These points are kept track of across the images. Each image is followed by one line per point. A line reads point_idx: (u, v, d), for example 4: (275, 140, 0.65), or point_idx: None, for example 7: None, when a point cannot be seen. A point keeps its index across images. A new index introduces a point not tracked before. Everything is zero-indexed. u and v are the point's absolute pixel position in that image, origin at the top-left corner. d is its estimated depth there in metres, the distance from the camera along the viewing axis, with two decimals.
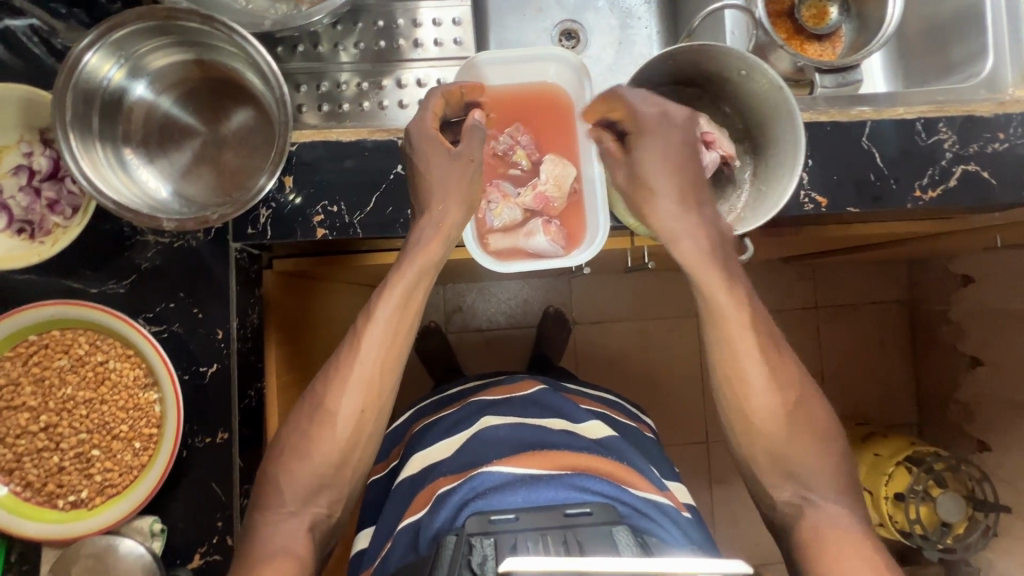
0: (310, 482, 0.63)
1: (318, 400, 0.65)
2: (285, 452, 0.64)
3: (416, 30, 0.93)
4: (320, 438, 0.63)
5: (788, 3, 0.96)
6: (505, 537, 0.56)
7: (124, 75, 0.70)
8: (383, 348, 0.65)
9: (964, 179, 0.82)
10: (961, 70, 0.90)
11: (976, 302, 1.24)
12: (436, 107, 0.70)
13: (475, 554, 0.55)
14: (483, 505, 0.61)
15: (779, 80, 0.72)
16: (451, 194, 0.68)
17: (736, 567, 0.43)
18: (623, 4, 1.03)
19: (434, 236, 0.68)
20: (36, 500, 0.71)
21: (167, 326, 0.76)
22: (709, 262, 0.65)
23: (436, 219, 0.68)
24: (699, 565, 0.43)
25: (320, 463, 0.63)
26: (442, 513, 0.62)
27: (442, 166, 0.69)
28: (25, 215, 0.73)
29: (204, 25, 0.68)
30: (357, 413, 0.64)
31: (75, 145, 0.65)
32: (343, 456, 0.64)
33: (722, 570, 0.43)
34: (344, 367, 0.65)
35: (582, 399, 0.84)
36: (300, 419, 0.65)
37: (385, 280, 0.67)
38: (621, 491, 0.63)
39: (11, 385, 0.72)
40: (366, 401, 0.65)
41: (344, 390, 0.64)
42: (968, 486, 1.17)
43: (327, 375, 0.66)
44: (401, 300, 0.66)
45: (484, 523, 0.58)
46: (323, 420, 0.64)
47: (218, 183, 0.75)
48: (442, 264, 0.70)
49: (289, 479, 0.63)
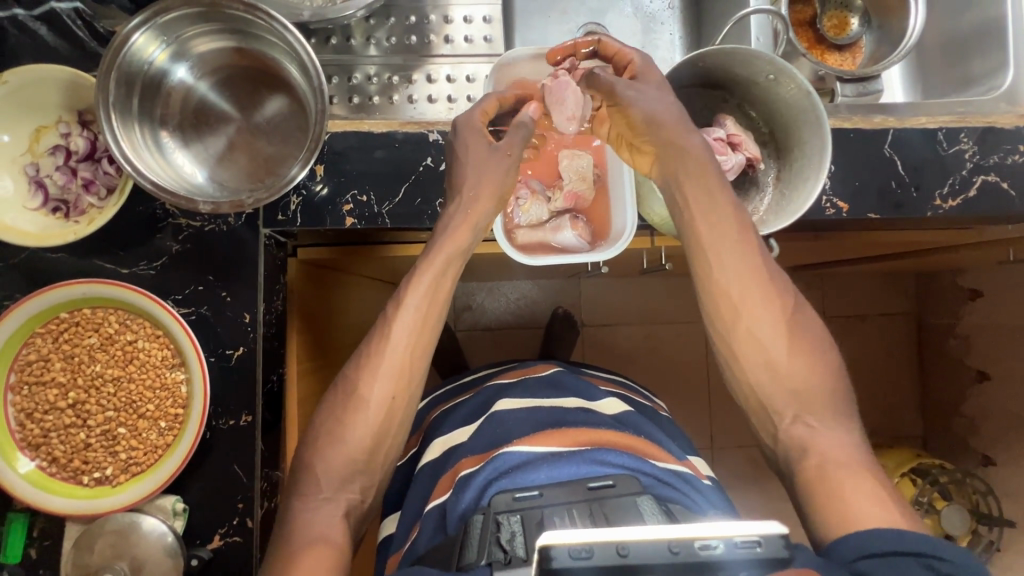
0: (346, 468, 0.64)
1: (350, 386, 0.66)
2: (319, 438, 0.65)
3: (446, 26, 0.94)
4: (353, 422, 0.65)
5: (811, 12, 0.97)
6: (531, 513, 0.57)
7: (167, 58, 0.72)
8: (413, 333, 0.67)
9: (983, 190, 0.83)
10: (981, 83, 0.91)
11: (984, 315, 1.25)
12: (485, 109, 0.73)
13: (503, 531, 0.54)
14: (507, 484, 0.62)
15: (808, 85, 0.73)
16: (485, 184, 0.70)
17: (773, 528, 0.41)
18: (646, 9, 1.05)
19: (464, 222, 0.70)
20: (62, 475, 0.72)
21: (195, 308, 0.77)
22: (746, 259, 0.67)
23: (465, 206, 0.70)
24: (735, 528, 0.41)
25: (354, 447, 0.64)
26: (466, 493, 0.63)
27: (479, 157, 0.71)
28: (61, 194, 0.74)
29: (247, 13, 0.69)
30: (388, 398, 0.66)
31: (116, 126, 0.66)
32: (376, 441, 0.65)
33: (759, 532, 0.41)
34: (375, 353, 0.67)
35: (599, 379, 0.85)
36: (333, 406, 0.66)
37: (414, 267, 0.70)
38: (641, 463, 0.64)
39: (41, 361, 0.73)
40: (397, 388, 0.66)
41: (376, 377, 0.66)
42: (973, 500, 1.17)
43: (359, 362, 0.67)
44: (430, 285, 0.68)
45: (510, 500, 0.58)
46: (356, 407, 0.65)
47: (251, 169, 0.76)
48: (472, 251, 0.72)
49: (324, 466, 0.63)
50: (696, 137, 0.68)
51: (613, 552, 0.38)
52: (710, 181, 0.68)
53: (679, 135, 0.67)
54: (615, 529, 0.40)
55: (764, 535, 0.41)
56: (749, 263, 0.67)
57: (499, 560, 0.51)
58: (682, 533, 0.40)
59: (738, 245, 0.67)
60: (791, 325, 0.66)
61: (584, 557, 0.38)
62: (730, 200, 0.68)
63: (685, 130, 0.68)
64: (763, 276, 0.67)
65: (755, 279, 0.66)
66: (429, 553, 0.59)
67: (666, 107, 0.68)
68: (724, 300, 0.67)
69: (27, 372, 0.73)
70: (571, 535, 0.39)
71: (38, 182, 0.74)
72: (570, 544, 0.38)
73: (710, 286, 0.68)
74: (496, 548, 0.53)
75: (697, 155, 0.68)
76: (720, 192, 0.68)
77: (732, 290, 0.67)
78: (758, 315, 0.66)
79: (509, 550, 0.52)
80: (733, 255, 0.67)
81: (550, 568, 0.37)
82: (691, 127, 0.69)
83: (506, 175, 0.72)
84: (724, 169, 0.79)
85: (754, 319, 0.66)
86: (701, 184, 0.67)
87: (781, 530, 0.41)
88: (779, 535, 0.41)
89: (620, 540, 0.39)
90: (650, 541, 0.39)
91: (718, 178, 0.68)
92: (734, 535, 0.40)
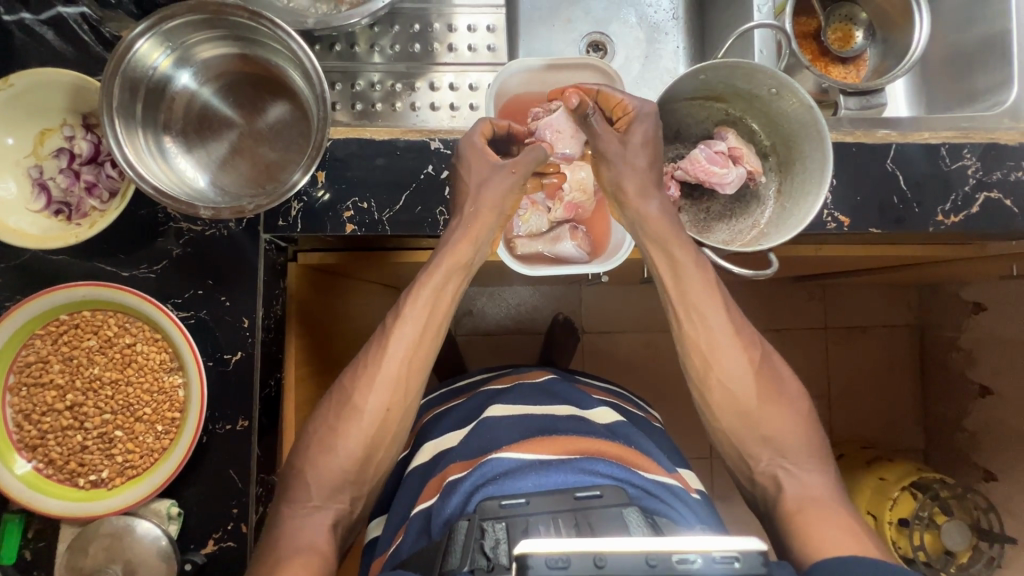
0: (336, 477, 0.64)
1: (346, 395, 0.66)
2: (312, 445, 0.65)
3: (450, 35, 0.95)
4: (346, 432, 0.65)
5: (815, 24, 0.96)
6: (516, 521, 0.56)
7: (171, 65, 0.72)
8: (409, 347, 0.67)
9: (986, 207, 0.83)
10: (985, 99, 0.91)
11: (988, 330, 1.24)
12: (482, 131, 0.73)
13: (487, 538, 0.55)
14: (494, 490, 0.61)
15: (810, 100, 0.73)
16: (487, 200, 0.71)
17: (752, 543, 0.40)
18: (651, 19, 1.05)
19: (462, 237, 0.70)
20: (59, 477, 0.72)
21: (194, 312, 0.77)
22: (709, 291, 0.69)
23: (466, 221, 0.71)
24: (713, 542, 0.40)
25: (345, 457, 0.64)
26: (453, 498, 0.63)
27: (482, 175, 0.71)
28: (63, 197, 0.75)
29: (251, 20, 0.69)
30: (383, 409, 0.66)
31: (119, 131, 0.67)
32: (367, 452, 0.65)
33: (737, 547, 0.40)
34: (372, 365, 0.67)
35: (595, 389, 0.84)
36: (327, 415, 0.67)
37: (414, 281, 0.70)
38: (629, 474, 0.64)
39: (39, 362, 0.73)
40: (392, 399, 0.66)
41: (372, 387, 0.66)
42: (974, 515, 1.15)
43: (355, 371, 0.68)
44: (430, 299, 0.69)
45: (496, 508, 0.58)
46: (350, 416, 0.65)
47: (253, 175, 0.76)
48: (478, 267, 0.73)
49: (315, 473, 0.64)
50: (657, 203, 0.71)
51: (589, 564, 0.38)
52: (671, 246, 0.70)
53: (636, 203, 0.71)
54: (594, 540, 0.40)
55: (743, 550, 0.40)
56: (721, 317, 0.69)
57: (481, 567, 0.52)
58: (660, 546, 0.40)
59: (705, 279, 0.70)
60: (761, 375, 0.69)
61: (560, 566, 0.38)
62: (691, 254, 0.70)
63: (645, 196, 0.71)
64: (730, 326, 0.69)
65: (725, 331, 0.69)
66: (414, 557, 0.60)
67: (634, 169, 0.71)
68: (697, 351, 0.70)
69: (26, 374, 0.73)
70: (550, 545, 0.39)
71: (42, 184, 0.75)
72: (546, 554, 0.39)
73: (683, 337, 0.70)
74: (480, 555, 0.53)
75: (655, 223, 0.70)
76: (675, 242, 0.70)
77: (706, 349, 0.69)
78: (725, 362, 0.69)
79: (492, 557, 0.53)
80: (708, 309, 0.69)
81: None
82: (653, 191, 0.71)
83: (508, 195, 0.71)
84: (724, 183, 0.79)
85: (727, 368, 0.68)
86: (663, 249, 0.70)
87: (761, 546, 0.40)
88: (758, 551, 0.39)
89: (597, 551, 0.39)
90: (626, 553, 0.39)
91: (678, 233, 0.70)
92: (712, 550, 0.40)
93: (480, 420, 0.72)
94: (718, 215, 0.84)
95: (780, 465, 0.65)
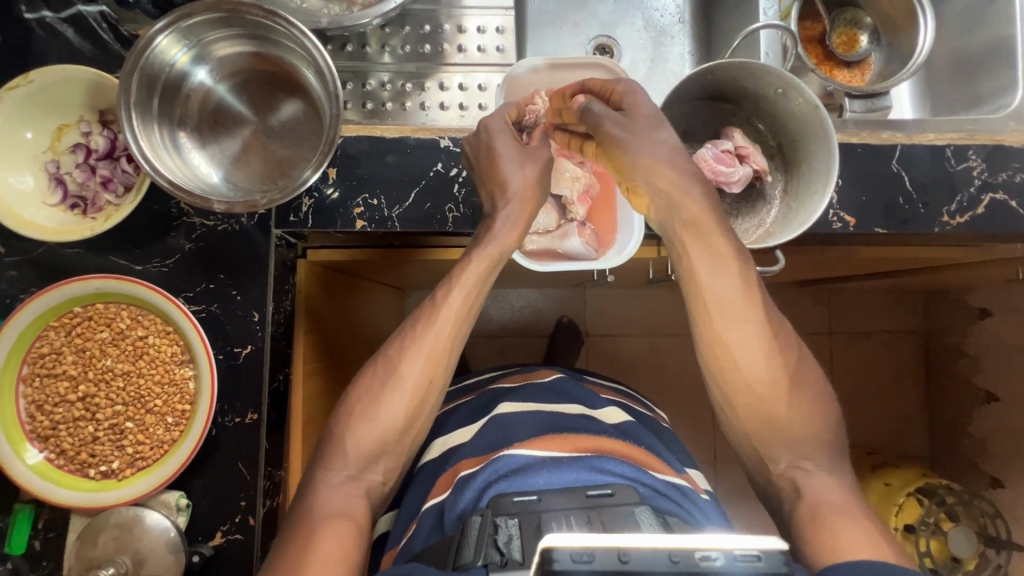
0: (374, 446, 0.65)
1: (390, 363, 0.67)
2: (354, 413, 0.66)
3: (460, 35, 0.96)
4: (390, 399, 0.66)
5: (820, 29, 0.97)
6: (528, 518, 0.56)
7: (188, 60, 0.74)
8: (456, 318, 0.69)
9: (991, 208, 0.83)
10: (989, 102, 0.92)
11: (992, 335, 1.24)
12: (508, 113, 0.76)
13: (500, 534, 0.54)
14: (506, 487, 0.62)
15: (816, 99, 0.74)
16: (528, 172, 0.73)
17: (773, 543, 0.41)
18: (657, 23, 1.06)
19: (512, 218, 0.71)
20: (68, 467, 0.73)
21: (205, 306, 0.78)
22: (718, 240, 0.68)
23: (517, 201, 0.71)
24: (734, 541, 0.40)
25: (386, 427, 0.65)
26: (465, 494, 0.63)
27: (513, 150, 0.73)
28: (80, 191, 0.76)
29: (267, 18, 0.71)
30: (425, 379, 0.67)
31: (136, 125, 0.68)
32: (407, 422, 0.66)
33: (760, 546, 0.40)
34: (417, 336, 0.68)
35: (603, 388, 0.84)
36: (370, 383, 0.67)
37: (461, 258, 0.71)
38: (641, 474, 0.65)
39: (53, 354, 0.74)
40: (433, 370, 0.67)
41: (414, 356, 0.67)
42: (980, 522, 1.14)
43: (401, 341, 0.69)
44: (477, 278, 0.70)
45: (508, 504, 0.58)
46: (393, 385, 0.66)
47: (264, 172, 0.77)
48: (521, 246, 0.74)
49: (354, 441, 0.64)
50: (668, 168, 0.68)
51: (614, 559, 0.38)
52: (710, 257, 0.67)
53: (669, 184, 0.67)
54: (617, 536, 0.40)
55: (764, 549, 0.40)
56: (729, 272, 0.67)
57: (495, 561, 0.52)
58: (682, 543, 0.40)
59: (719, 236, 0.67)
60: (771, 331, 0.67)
61: (585, 560, 0.38)
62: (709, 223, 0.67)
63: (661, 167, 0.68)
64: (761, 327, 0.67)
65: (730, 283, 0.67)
66: (425, 550, 0.60)
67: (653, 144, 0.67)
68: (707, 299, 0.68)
69: (39, 365, 0.74)
70: (574, 539, 0.39)
71: (58, 179, 0.76)
72: (571, 547, 0.38)
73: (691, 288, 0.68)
74: (493, 550, 0.53)
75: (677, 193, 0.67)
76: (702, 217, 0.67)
77: (732, 349, 0.67)
78: (746, 345, 0.66)
79: (505, 553, 0.53)
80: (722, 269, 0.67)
81: (551, 570, 0.37)
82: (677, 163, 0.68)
83: (544, 167, 0.74)
84: (731, 181, 0.80)
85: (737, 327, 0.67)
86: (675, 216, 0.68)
87: (783, 546, 0.41)
88: (780, 550, 0.40)
89: (621, 546, 0.39)
90: (652, 548, 0.39)
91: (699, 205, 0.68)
92: (734, 548, 0.40)
93: (487, 417, 0.73)
94: (723, 214, 0.84)
95: (796, 473, 0.64)
